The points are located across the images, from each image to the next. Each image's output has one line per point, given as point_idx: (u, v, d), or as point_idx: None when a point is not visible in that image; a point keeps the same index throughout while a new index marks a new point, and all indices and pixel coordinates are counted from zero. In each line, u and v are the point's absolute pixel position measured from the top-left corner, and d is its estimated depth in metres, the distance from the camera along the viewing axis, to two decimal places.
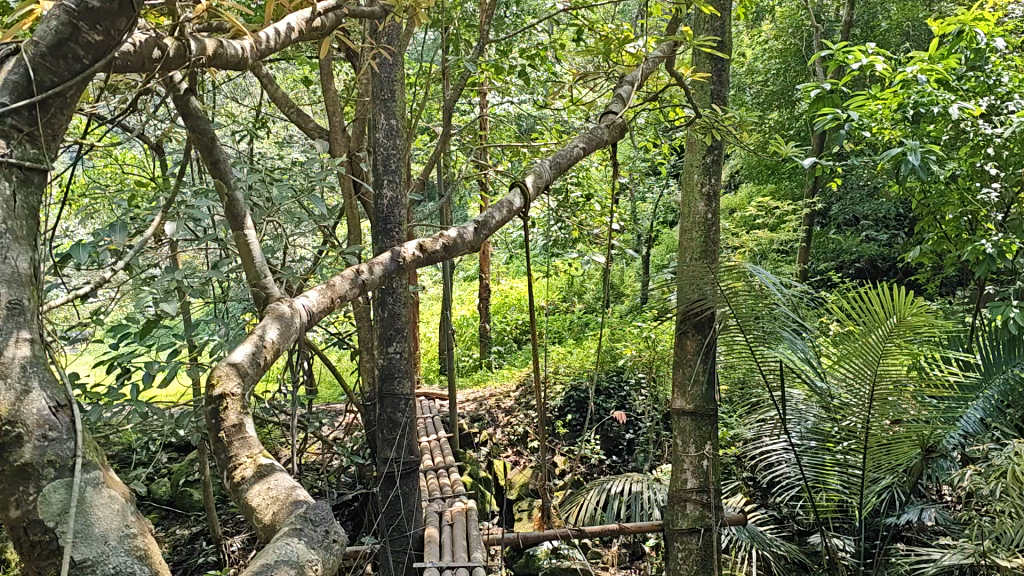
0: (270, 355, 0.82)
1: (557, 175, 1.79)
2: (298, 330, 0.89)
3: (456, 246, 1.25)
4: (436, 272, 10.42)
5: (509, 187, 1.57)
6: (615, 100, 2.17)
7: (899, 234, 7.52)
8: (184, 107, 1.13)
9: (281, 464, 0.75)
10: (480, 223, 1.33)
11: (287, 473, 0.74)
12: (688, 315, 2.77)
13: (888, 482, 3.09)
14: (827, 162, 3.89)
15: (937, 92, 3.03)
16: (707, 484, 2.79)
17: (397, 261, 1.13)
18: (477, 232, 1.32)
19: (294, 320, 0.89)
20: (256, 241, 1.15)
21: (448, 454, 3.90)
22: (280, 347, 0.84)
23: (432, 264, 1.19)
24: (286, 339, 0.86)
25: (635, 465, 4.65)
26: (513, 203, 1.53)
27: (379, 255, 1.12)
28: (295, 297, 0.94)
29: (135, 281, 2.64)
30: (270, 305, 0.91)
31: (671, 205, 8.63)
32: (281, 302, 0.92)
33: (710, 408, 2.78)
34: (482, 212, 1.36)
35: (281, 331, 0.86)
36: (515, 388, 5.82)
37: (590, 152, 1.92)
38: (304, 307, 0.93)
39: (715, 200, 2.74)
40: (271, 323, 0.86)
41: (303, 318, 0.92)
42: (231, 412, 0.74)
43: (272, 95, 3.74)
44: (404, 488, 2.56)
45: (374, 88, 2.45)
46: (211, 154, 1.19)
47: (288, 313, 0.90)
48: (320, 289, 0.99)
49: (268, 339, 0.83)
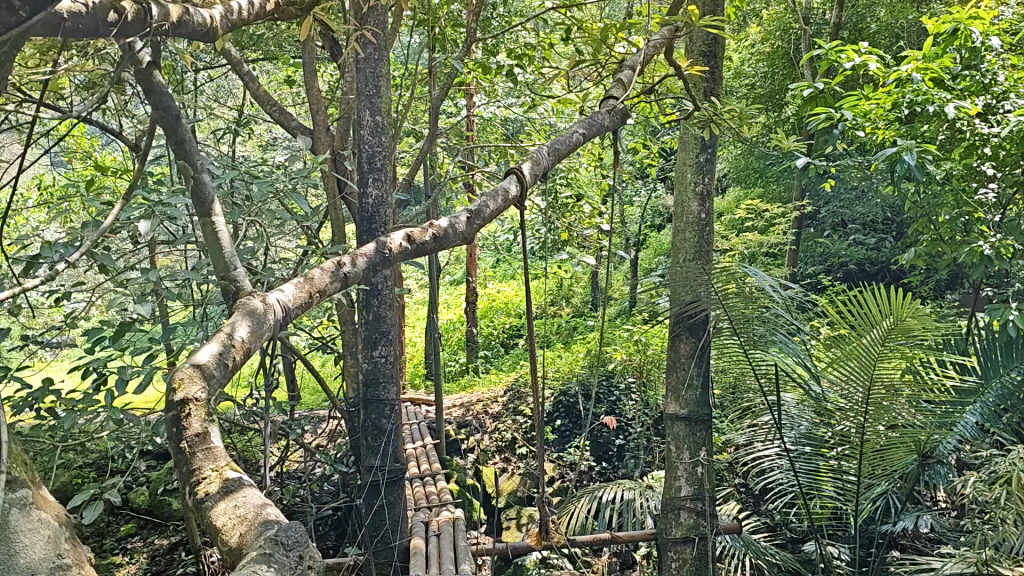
0: (240, 357, 0.74)
1: (555, 162, 1.72)
2: (271, 329, 0.81)
3: (446, 236, 1.18)
4: (421, 276, 10.33)
5: (504, 174, 1.50)
6: (615, 85, 2.10)
7: (887, 238, 7.52)
8: (146, 81, 1.06)
9: (252, 478, 0.67)
10: (474, 213, 1.25)
11: (257, 489, 0.66)
12: (681, 318, 2.72)
13: (883, 489, 3.02)
14: (819, 163, 3.81)
15: (933, 91, 2.97)
16: (701, 491, 2.72)
17: (383, 252, 1.06)
18: (470, 223, 1.24)
19: (267, 316, 0.81)
20: (225, 229, 1.07)
21: (434, 461, 3.82)
22: (252, 347, 0.76)
23: (422, 257, 1.11)
24: (258, 337, 0.78)
25: (625, 471, 4.60)
26: (508, 191, 1.45)
27: (364, 246, 1.05)
28: (269, 291, 0.85)
29: (111, 284, 2.56)
30: (241, 300, 0.83)
31: (659, 208, 8.59)
32: (254, 296, 0.84)
33: (705, 413, 2.72)
34: (476, 201, 1.28)
35: (252, 329, 0.77)
36: (503, 394, 5.74)
37: (589, 140, 1.84)
38: (279, 302, 0.85)
39: (708, 199, 2.68)
40: (241, 320, 0.78)
41: (279, 314, 0.84)
42: (194, 420, 0.66)
43: (254, 93, 3.66)
44: (389, 498, 2.48)
45: (359, 83, 2.37)
46: (177, 134, 1.11)
47: (261, 309, 0.81)
48: (297, 282, 0.91)
49: (238, 338, 0.75)
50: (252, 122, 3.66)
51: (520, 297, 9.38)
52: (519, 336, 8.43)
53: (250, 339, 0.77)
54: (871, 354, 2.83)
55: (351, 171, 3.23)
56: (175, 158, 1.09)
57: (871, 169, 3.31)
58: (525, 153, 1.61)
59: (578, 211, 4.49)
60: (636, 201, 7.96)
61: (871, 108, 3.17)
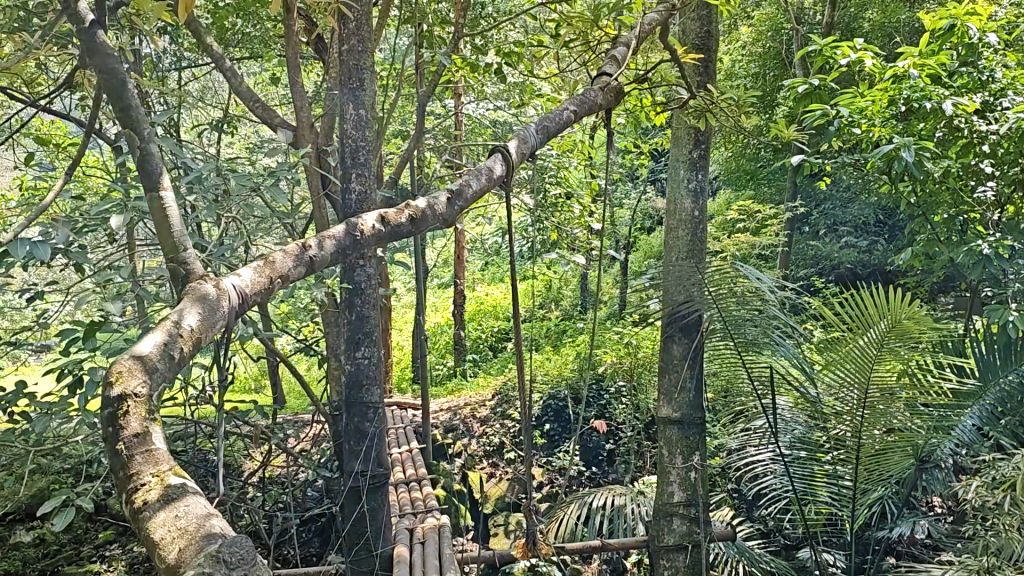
0: (188, 349, 0.66)
1: (544, 142, 1.64)
2: (224, 317, 0.73)
3: (425, 219, 1.10)
4: (408, 281, 10.25)
5: (489, 153, 1.42)
6: (609, 62, 2.03)
7: (879, 241, 7.50)
8: (87, 41, 0.98)
9: (198, 485, 0.59)
10: (455, 193, 1.18)
11: (202, 496, 0.58)
12: (674, 319, 2.63)
13: (880, 494, 2.96)
14: (813, 161, 3.75)
15: (931, 87, 2.93)
16: (695, 497, 2.65)
17: (353, 234, 0.98)
18: (450, 204, 1.16)
19: (220, 303, 0.73)
20: (175, 207, 0.99)
21: (420, 466, 3.73)
22: (201, 338, 0.68)
23: (397, 241, 1.04)
24: (210, 327, 0.70)
25: (616, 476, 4.52)
26: (492, 171, 1.37)
27: (331, 228, 0.97)
28: (224, 276, 0.78)
29: (85, 283, 2.46)
30: (191, 285, 0.76)
31: (648, 211, 8.54)
32: (206, 281, 0.76)
33: (700, 416, 2.64)
34: (457, 181, 1.20)
35: (203, 317, 0.70)
36: (491, 398, 5.66)
37: (581, 118, 1.77)
38: (235, 289, 0.77)
39: (702, 196, 2.60)
40: (191, 307, 0.70)
41: (234, 302, 0.76)
42: (132, 419, 0.58)
43: (236, 90, 3.58)
44: (372, 504, 2.38)
45: (341, 75, 2.29)
46: (122, 98, 1.02)
47: (213, 296, 0.74)
48: (256, 266, 0.84)
49: (186, 326, 0.67)
50: (234, 118, 3.57)
51: (507, 300, 9.28)
52: (507, 339, 8.34)
53: (201, 329, 0.69)
54: (867, 357, 2.75)
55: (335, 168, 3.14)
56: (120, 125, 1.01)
57: (867, 167, 3.24)
58: (513, 132, 1.53)
59: (567, 211, 4.43)
60: (625, 203, 7.89)
61: (866, 106, 3.12)
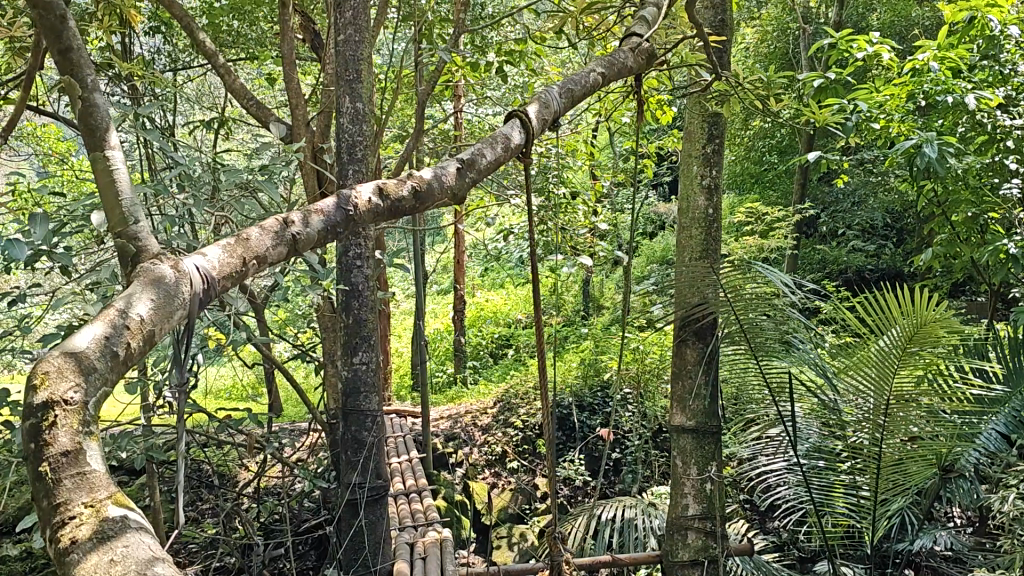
0: (137, 345, 0.56)
1: (568, 106, 1.51)
2: (183, 306, 0.63)
3: (429, 191, 0.98)
4: (408, 287, 10.14)
5: (505, 118, 1.30)
6: (636, 25, 1.92)
7: (887, 245, 7.59)
8: None
9: (139, 519, 0.50)
10: (466, 163, 1.06)
11: (142, 533, 0.49)
12: (687, 321, 2.50)
13: (900, 505, 2.84)
14: (832, 156, 3.51)
15: (952, 80, 2.82)
16: (711, 510, 2.51)
17: (343, 210, 0.87)
18: (459, 177, 1.04)
19: (179, 289, 0.63)
20: (124, 169, 0.86)
21: (421, 477, 3.60)
22: (154, 331, 0.58)
23: (399, 216, 0.92)
24: (164, 317, 0.60)
25: (623, 487, 4.41)
26: (510, 138, 1.25)
27: (319, 202, 0.86)
28: (186, 256, 0.67)
29: (67, 286, 2.32)
30: (146, 267, 0.65)
31: (651, 215, 8.44)
32: (163, 262, 0.66)
33: (715, 425, 2.51)
34: (467, 150, 1.08)
35: (157, 306, 0.60)
36: (493, 406, 5.53)
37: (608, 82, 1.63)
38: (199, 271, 0.66)
39: (716, 193, 2.47)
40: (142, 292, 0.60)
41: (198, 287, 0.65)
42: (60, 435, 0.48)
43: (229, 87, 3.46)
44: (370, 517, 2.26)
45: (338, 66, 2.17)
46: (64, 45, 0.90)
47: (170, 279, 0.63)
48: (225, 245, 0.73)
49: (135, 316, 0.57)
50: (228, 117, 3.45)
51: (508, 307, 9.18)
52: (508, 346, 8.22)
53: (153, 320, 0.59)
54: (887, 361, 2.63)
55: (331, 167, 3.02)
56: (62, 73, 0.90)
57: (886, 165, 3.13)
58: (532, 95, 1.41)
59: (572, 212, 4.32)
60: (627, 208, 7.77)
61: (884, 100, 2.98)
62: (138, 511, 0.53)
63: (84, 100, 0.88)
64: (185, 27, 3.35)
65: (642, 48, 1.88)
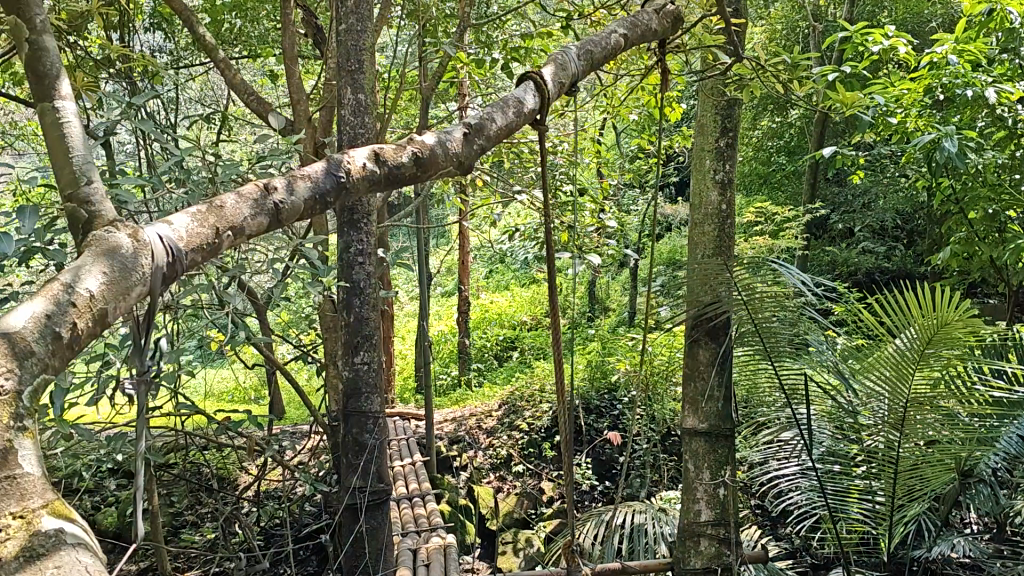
0: (84, 325, 0.55)
1: (586, 69, 1.43)
2: (141, 281, 0.61)
3: (432, 157, 0.97)
4: (412, 289, 10.07)
5: (518, 80, 1.24)
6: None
7: (897, 246, 7.53)
8: None
9: (73, 528, 0.54)
10: (473, 129, 1.05)
11: (74, 544, 0.53)
12: (700, 321, 2.41)
13: (917, 511, 2.75)
14: (847, 151, 3.43)
15: (972, 73, 2.74)
16: (725, 516, 2.43)
17: (335, 174, 0.85)
18: (467, 141, 1.04)
19: (137, 263, 0.62)
20: (77, 121, 0.78)
21: (424, 480, 3.54)
22: (106, 310, 0.57)
23: (395, 184, 0.91)
24: (120, 293, 0.59)
25: (631, 491, 4.34)
26: (523, 102, 1.20)
27: (311, 165, 0.85)
28: (151, 225, 0.66)
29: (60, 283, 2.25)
30: (103, 234, 0.64)
31: (658, 216, 8.37)
32: (124, 229, 0.65)
33: (728, 427, 2.43)
34: (476, 115, 1.07)
35: (110, 280, 0.59)
36: (498, 408, 5.46)
37: (627, 46, 1.57)
38: (162, 241, 0.65)
39: (730, 188, 2.39)
40: (94, 264, 0.59)
41: (160, 260, 0.63)
42: None
43: (230, 81, 3.39)
44: (371, 524, 2.17)
45: (340, 56, 2.09)
46: None
47: (127, 251, 0.62)
48: (199, 214, 0.71)
49: (83, 292, 0.56)
50: (229, 114, 3.39)
51: (513, 309, 9.11)
52: (513, 348, 8.15)
53: (106, 295, 0.58)
54: (904, 361, 2.54)
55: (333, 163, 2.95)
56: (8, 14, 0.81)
57: (903, 159, 3.05)
58: (548, 57, 1.34)
59: (580, 210, 4.25)
60: (634, 210, 7.70)
61: (901, 94, 2.90)
62: (75, 514, 0.57)
63: (31, 42, 0.78)
64: (185, 21, 3.29)
65: (662, 25, 1.80)
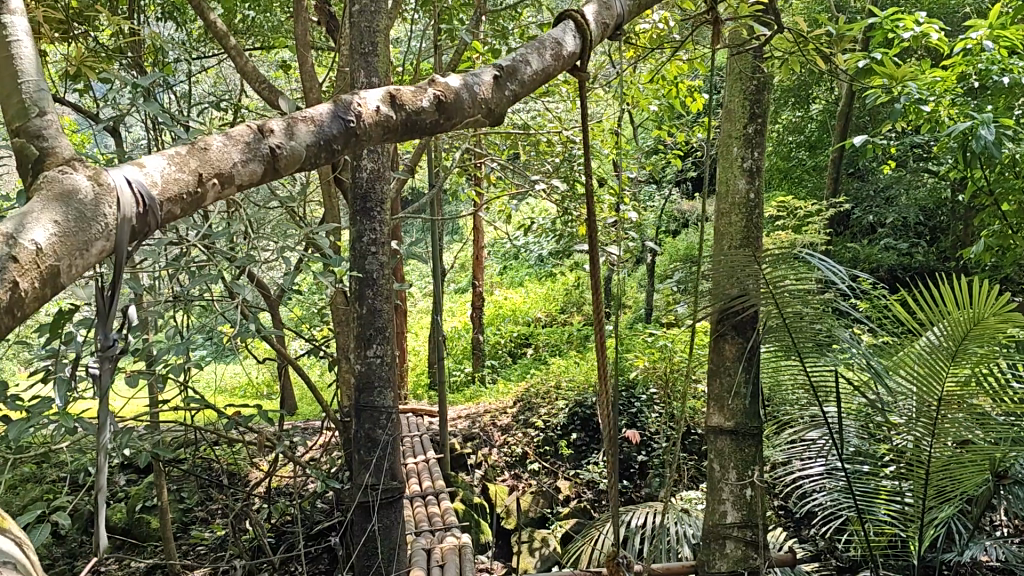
0: (28, 284, 0.47)
1: (631, 13, 1.34)
2: (101, 234, 0.53)
3: (455, 103, 0.88)
4: (424, 285, 9.97)
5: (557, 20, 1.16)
6: None
7: (918, 243, 7.41)
8: None
9: None
10: (504, 72, 0.97)
11: None
12: (725, 313, 2.32)
13: (948, 512, 2.65)
14: (877, 141, 3.33)
15: (1010, 59, 2.65)
16: (752, 517, 2.33)
17: (343, 119, 0.77)
18: (495, 87, 0.96)
19: (96, 213, 0.54)
20: (30, 42, 0.69)
21: (438, 479, 3.45)
22: (56, 264, 0.49)
23: (410, 132, 0.82)
24: (75, 246, 0.51)
25: (649, 491, 4.25)
26: (560, 45, 1.12)
27: (316, 109, 0.76)
28: (115, 168, 0.58)
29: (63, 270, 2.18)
30: (58, 174, 0.55)
31: (674, 212, 8.27)
32: (82, 170, 0.56)
33: (754, 425, 2.33)
34: (507, 58, 0.98)
35: (63, 230, 0.50)
36: (513, 405, 5.37)
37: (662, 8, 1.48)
38: (131, 187, 0.57)
39: (758, 177, 2.29)
40: (43, 212, 0.50)
41: (125, 208, 0.55)
42: None
43: (242, 69, 3.32)
44: (383, 523, 2.09)
45: (353, 39, 2.01)
46: None
47: (86, 197, 0.53)
48: (176, 157, 0.63)
49: (28, 244, 0.48)
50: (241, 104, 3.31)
51: (527, 306, 9.00)
52: (528, 345, 8.03)
53: (58, 250, 0.49)
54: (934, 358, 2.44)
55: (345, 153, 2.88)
56: None
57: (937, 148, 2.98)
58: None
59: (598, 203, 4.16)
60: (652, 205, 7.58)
61: (934, 82, 2.80)
62: None
63: None
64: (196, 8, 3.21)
65: None
